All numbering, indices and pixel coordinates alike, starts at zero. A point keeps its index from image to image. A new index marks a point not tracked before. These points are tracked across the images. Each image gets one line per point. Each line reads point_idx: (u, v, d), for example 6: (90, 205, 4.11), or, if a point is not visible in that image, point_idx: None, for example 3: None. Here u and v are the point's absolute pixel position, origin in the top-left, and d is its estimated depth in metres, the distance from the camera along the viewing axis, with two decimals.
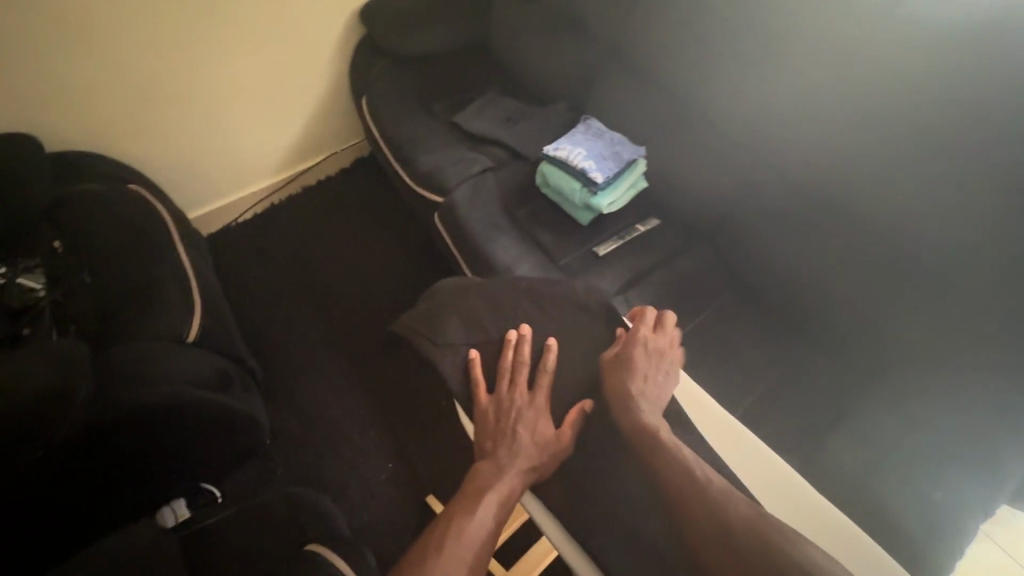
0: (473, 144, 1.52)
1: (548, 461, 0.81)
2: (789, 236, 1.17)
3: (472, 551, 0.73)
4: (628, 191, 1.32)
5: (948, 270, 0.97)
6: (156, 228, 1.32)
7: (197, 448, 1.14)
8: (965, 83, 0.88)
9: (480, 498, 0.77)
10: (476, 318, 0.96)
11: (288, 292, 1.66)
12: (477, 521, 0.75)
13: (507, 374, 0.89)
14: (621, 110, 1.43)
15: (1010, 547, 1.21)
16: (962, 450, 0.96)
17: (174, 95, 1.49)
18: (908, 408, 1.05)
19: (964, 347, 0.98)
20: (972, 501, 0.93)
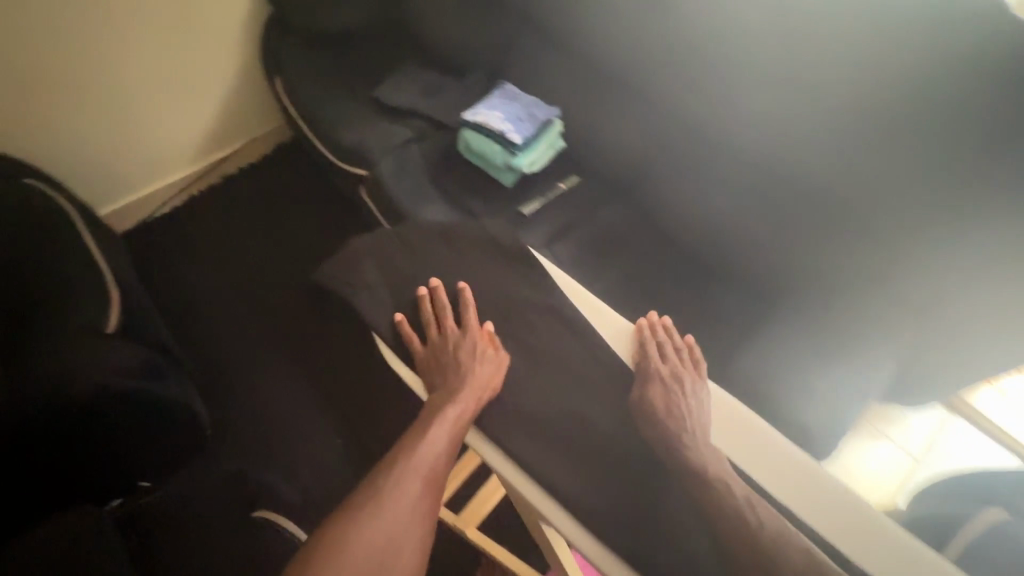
0: (393, 117, 1.52)
1: (495, 380, 0.97)
2: (697, 180, 1.25)
3: (425, 466, 0.89)
4: (547, 151, 1.37)
5: (830, 196, 1.11)
6: (61, 221, 1.22)
7: (134, 441, 1.12)
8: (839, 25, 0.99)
9: (430, 428, 0.91)
10: (392, 263, 1.07)
11: (217, 284, 1.61)
12: (435, 441, 0.90)
13: (436, 319, 1.02)
14: (535, 72, 1.46)
15: None
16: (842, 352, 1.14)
17: (66, 84, 1.41)
18: (805, 321, 1.18)
19: (843, 261, 1.13)
20: (846, 386, 1.11)
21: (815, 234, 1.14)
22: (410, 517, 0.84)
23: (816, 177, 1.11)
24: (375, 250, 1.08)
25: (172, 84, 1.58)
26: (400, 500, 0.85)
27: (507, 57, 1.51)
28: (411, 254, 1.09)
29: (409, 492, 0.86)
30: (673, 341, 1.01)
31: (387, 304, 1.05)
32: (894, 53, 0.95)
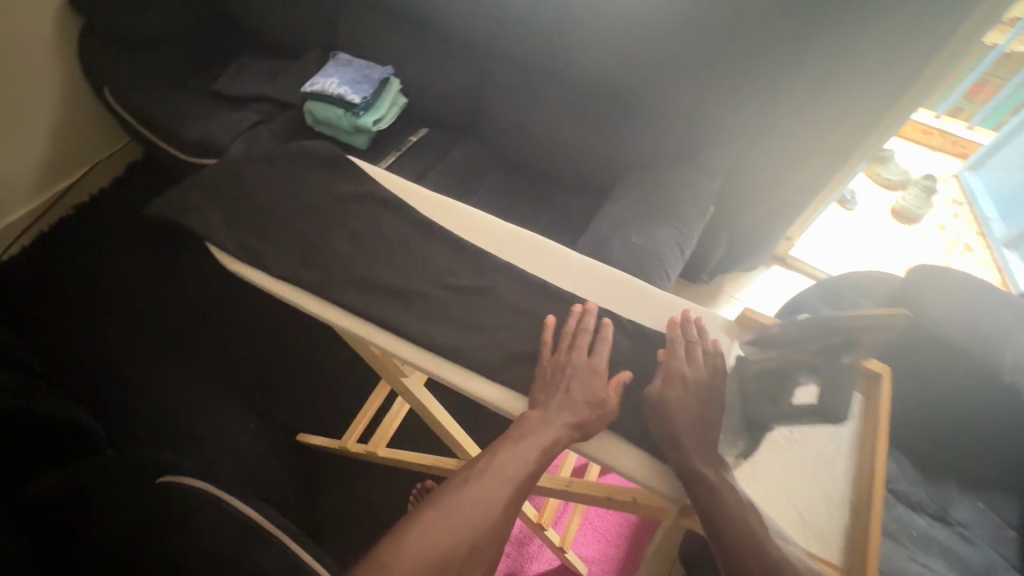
0: (236, 105, 1.54)
1: (597, 418, 0.66)
2: (527, 106, 1.39)
3: (509, 488, 0.59)
4: (391, 109, 1.46)
5: (635, 94, 1.28)
6: None
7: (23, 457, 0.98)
8: None
9: (513, 461, 0.61)
10: (205, 182, 0.88)
11: (85, 307, 1.52)
12: (517, 458, 0.61)
13: (569, 339, 0.73)
14: (365, 40, 1.54)
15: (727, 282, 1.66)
16: (689, 200, 1.22)
17: None
18: (660, 184, 1.25)
19: (660, 148, 1.31)
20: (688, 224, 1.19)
21: (630, 128, 1.32)
22: (469, 553, 0.54)
23: (614, 81, 1.27)
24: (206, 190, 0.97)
25: None
26: (463, 516, 0.56)
27: (336, 32, 1.58)
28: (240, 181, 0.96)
29: (479, 511, 0.56)
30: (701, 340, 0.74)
31: (218, 220, 0.82)
32: None
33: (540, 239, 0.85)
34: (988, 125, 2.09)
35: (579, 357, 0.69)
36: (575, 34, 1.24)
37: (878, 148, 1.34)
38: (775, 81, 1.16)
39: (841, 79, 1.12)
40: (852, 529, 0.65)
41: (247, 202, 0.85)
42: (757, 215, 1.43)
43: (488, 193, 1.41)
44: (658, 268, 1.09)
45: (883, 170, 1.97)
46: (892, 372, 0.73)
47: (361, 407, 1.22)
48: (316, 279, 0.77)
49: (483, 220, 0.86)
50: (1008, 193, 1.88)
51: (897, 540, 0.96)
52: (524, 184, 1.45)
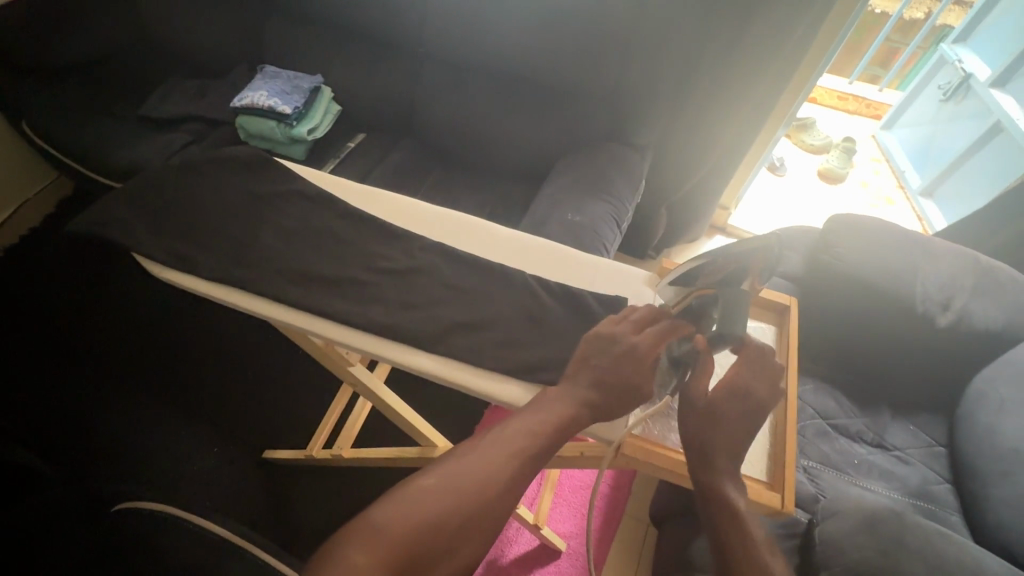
0: (166, 128, 1.51)
1: (614, 398, 0.63)
2: (458, 101, 1.42)
3: (520, 459, 0.57)
4: (326, 116, 1.47)
5: (561, 81, 1.32)
6: None
7: None
8: None
9: (529, 432, 0.60)
10: (129, 194, 0.87)
11: (23, 346, 1.45)
12: (531, 431, 0.59)
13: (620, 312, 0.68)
14: (292, 52, 1.55)
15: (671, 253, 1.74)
16: (621, 175, 1.28)
17: None
18: (594, 163, 1.30)
19: (591, 129, 1.37)
20: (622, 197, 1.25)
21: (560, 113, 1.37)
22: (472, 516, 0.52)
23: (539, 69, 1.32)
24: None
25: None
26: (469, 481, 0.54)
27: (263, 46, 1.58)
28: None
29: (485, 475, 0.55)
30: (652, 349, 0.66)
31: (145, 230, 0.82)
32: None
33: (467, 217, 0.90)
34: (897, 86, 2.24)
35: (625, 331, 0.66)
36: (496, 27, 1.28)
37: (790, 113, 1.44)
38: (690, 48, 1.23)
39: (750, 37, 1.19)
40: (776, 442, 0.68)
41: (175, 210, 0.85)
42: (690, 185, 1.50)
43: (430, 189, 1.43)
44: (595, 240, 1.13)
45: (806, 137, 2.08)
46: (796, 303, 0.78)
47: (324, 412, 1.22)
48: (252, 276, 0.78)
49: (413, 206, 0.91)
50: (920, 147, 2.02)
51: (842, 469, 1.03)
52: (465, 177, 1.48)
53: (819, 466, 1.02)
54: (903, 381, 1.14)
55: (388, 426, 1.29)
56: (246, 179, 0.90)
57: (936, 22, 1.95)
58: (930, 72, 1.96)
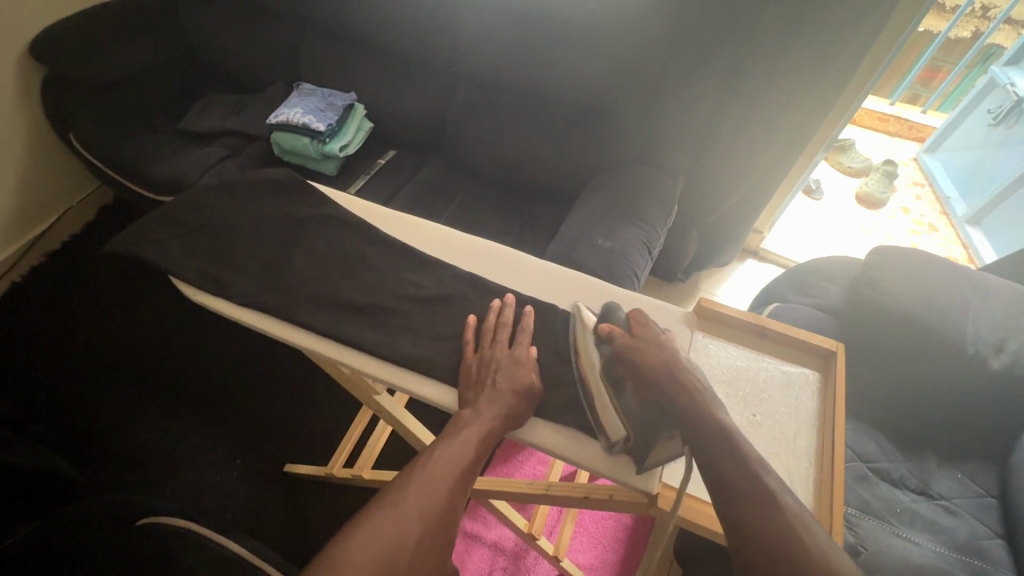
0: (204, 142, 1.55)
1: (523, 409, 0.70)
2: (489, 121, 1.42)
3: (445, 486, 0.61)
4: (358, 133, 1.49)
5: (592, 103, 1.31)
6: None
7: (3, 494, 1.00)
8: None
9: (456, 452, 0.64)
10: (166, 214, 0.88)
11: (58, 353, 1.50)
12: (452, 455, 0.63)
13: (490, 333, 0.76)
14: (326, 70, 1.58)
15: (706, 285, 1.74)
16: (653, 199, 1.26)
17: None
18: (625, 186, 1.28)
19: (621, 153, 1.35)
20: (655, 221, 1.22)
21: (590, 135, 1.35)
22: (412, 558, 0.55)
23: (571, 91, 1.31)
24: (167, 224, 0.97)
25: None
26: (411, 514, 0.58)
27: (299, 64, 1.62)
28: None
29: (424, 506, 0.58)
30: (518, 372, 0.72)
31: (180, 252, 0.83)
32: None
33: (496, 247, 0.89)
34: (941, 109, 2.16)
35: (497, 349, 0.74)
36: (529, 47, 1.28)
37: (831, 137, 1.39)
38: (729, 64, 1.20)
39: (795, 60, 1.15)
40: (821, 500, 0.62)
41: (208, 231, 0.86)
42: (724, 210, 1.47)
43: (458, 209, 1.43)
44: (625, 267, 1.11)
45: (844, 159, 2.01)
46: (843, 350, 0.73)
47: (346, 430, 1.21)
48: (283, 301, 0.78)
49: (439, 233, 0.90)
50: (965, 172, 1.94)
51: (884, 518, 0.97)
52: (493, 197, 1.47)
53: (859, 514, 0.97)
54: (950, 424, 1.08)
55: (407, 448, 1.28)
56: (280, 201, 0.91)
57: (985, 42, 1.87)
58: (978, 94, 1.88)
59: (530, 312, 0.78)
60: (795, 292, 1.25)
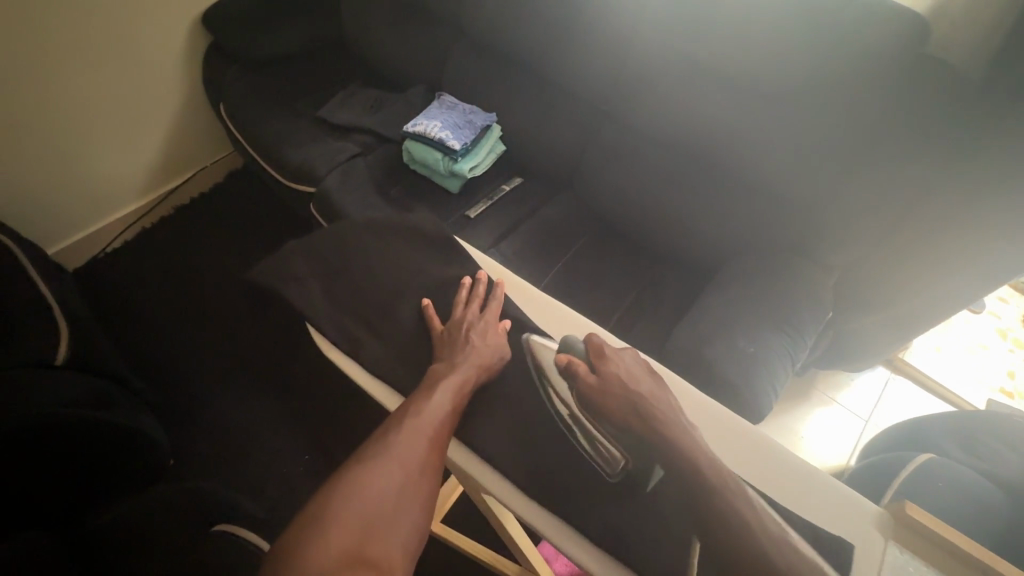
0: (339, 135, 1.56)
1: (493, 362, 0.86)
2: (628, 171, 1.32)
3: (430, 431, 0.75)
4: (489, 155, 1.45)
5: (752, 176, 1.18)
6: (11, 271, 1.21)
7: (109, 454, 1.12)
8: (735, 24, 1.06)
9: (433, 395, 0.79)
10: (319, 252, 0.97)
11: (170, 309, 1.60)
12: (433, 402, 0.78)
13: (461, 302, 0.92)
14: (470, 84, 1.53)
15: (831, 391, 1.54)
16: (804, 300, 1.10)
17: (25, 130, 1.42)
18: (757, 276, 1.16)
19: (768, 234, 1.20)
20: (799, 329, 1.06)
21: (741, 208, 1.21)
22: (403, 481, 0.70)
23: (730, 158, 1.20)
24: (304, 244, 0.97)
25: (118, 119, 1.60)
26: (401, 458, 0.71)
27: (444, 72, 1.59)
28: (342, 243, 0.99)
29: (411, 450, 0.72)
30: (486, 337, 0.88)
31: (321, 297, 0.93)
32: (797, 45, 1.01)
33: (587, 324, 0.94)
34: None
35: (466, 320, 0.89)
36: (697, 105, 1.18)
37: None
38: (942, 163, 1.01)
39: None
40: None
41: (351, 276, 0.95)
42: (877, 320, 1.27)
43: (574, 258, 1.34)
44: (762, 381, 0.98)
45: None
46: None
47: None
48: None
49: (547, 303, 0.97)
50: None
51: None
52: (614, 252, 1.37)
53: None
54: None
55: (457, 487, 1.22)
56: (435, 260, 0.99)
57: None
58: None
59: (497, 287, 0.94)
60: (957, 448, 1.06)
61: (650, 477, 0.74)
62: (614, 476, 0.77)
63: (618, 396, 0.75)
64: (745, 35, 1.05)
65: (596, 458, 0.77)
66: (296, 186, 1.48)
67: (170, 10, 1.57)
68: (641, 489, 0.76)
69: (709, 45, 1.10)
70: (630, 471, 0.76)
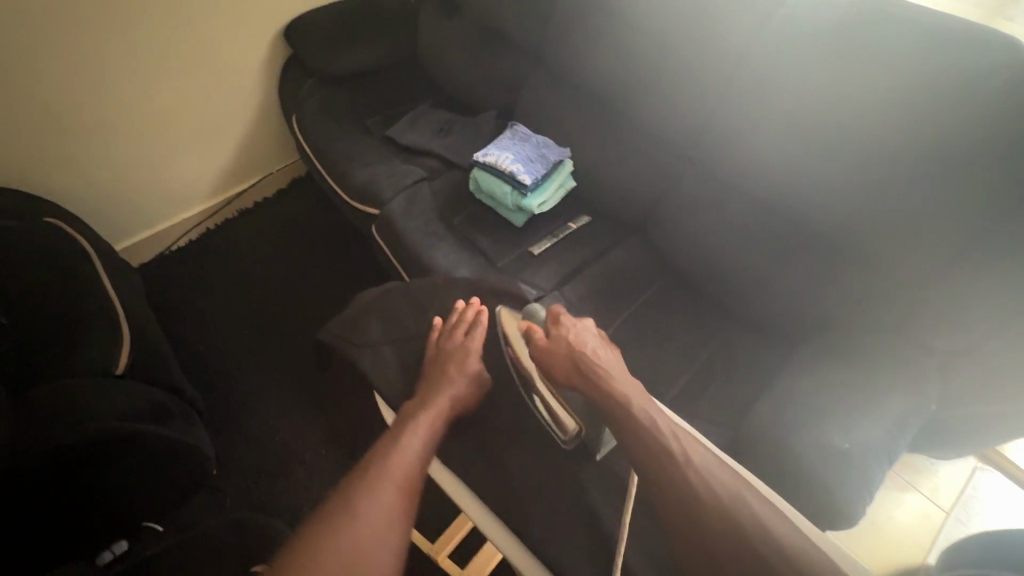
0: (406, 156, 1.53)
1: (467, 394, 0.94)
2: (706, 221, 1.25)
3: (403, 468, 0.80)
4: (559, 191, 1.39)
5: (845, 241, 1.08)
6: (85, 273, 1.25)
7: (156, 470, 1.13)
8: (848, 82, 0.97)
9: (405, 433, 0.85)
10: (396, 319, 1.05)
11: (224, 316, 1.62)
12: (406, 442, 0.84)
13: (450, 327, 1.02)
14: (545, 116, 1.48)
15: (906, 474, 1.41)
16: (902, 389, 0.98)
17: (106, 133, 1.47)
18: (843, 358, 1.06)
19: (862, 309, 1.09)
20: (896, 428, 0.95)
21: (829, 278, 1.11)
22: (378, 521, 0.73)
23: (825, 220, 1.09)
24: (382, 301, 1.05)
25: (195, 128, 1.64)
26: (372, 499, 0.75)
27: (519, 100, 1.54)
28: (419, 311, 1.06)
29: (384, 491, 0.76)
30: (464, 366, 0.96)
31: (395, 365, 1.00)
32: (921, 111, 0.92)
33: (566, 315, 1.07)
34: None
35: (455, 340, 0.99)
36: (793, 162, 1.09)
37: None
38: None
39: None
40: None
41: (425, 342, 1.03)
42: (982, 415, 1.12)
43: (638, 310, 1.27)
44: (861, 487, 0.89)
45: None
46: None
47: (453, 522, 1.17)
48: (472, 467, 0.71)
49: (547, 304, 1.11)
50: None
51: None
52: (681, 307, 1.29)
53: None
54: None
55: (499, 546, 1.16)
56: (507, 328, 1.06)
57: None
58: None
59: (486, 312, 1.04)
60: None
61: (601, 445, 0.92)
62: (570, 443, 0.93)
63: (564, 353, 0.93)
64: (859, 91, 0.97)
65: (559, 424, 0.93)
66: (359, 206, 1.46)
67: (254, 23, 1.59)
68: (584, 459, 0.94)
69: (810, 100, 1.03)
70: (584, 437, 0.93)
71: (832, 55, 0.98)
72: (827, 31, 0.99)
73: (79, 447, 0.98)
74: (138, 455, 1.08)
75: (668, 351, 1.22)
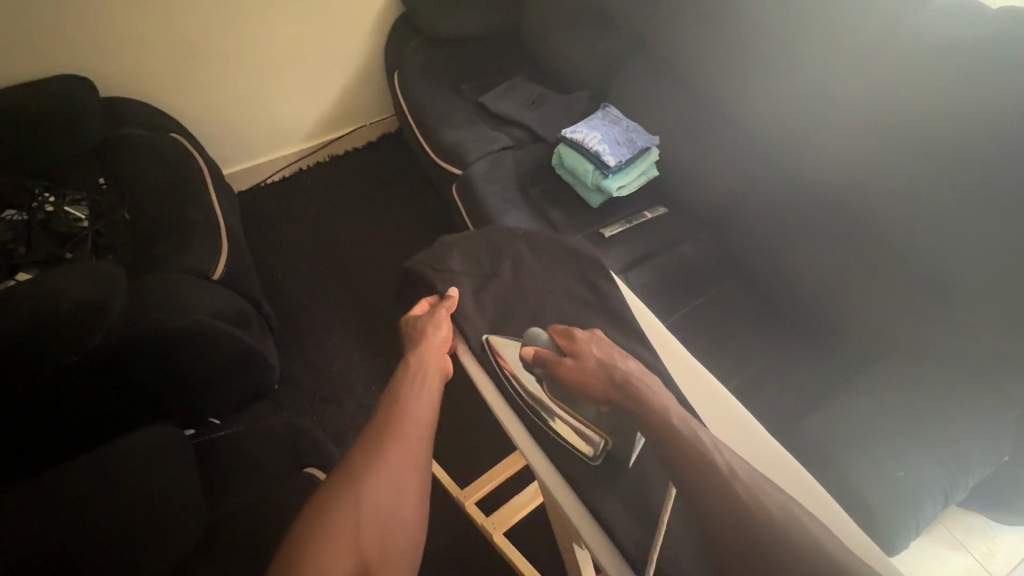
0: (495, 123, 1.57)
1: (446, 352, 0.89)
2: (788, 229, 1.21)
3: (407, 439, 0.76)
4: (639, 178, 1.39)
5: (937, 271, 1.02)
6: (196, 185, 1.39)
7: (225, 371, 1.23)
8: (971, 100, 0.91)
9: (404, 398, 0.81)
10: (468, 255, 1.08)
11: (304, 249, 1.74)
12: (407, 408, 0.79)
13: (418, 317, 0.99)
14: (638, 102, 1.48)
15: (954, 528, 1.33)
16: (965, 429, 0.95)
17: (227, 62, 1.61)
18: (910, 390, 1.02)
19: (943, 344, 1.03)
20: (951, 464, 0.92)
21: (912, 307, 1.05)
22: (390, 498, 0.70)
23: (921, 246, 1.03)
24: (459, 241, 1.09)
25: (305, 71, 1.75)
26: (380, 478, 0.71)
27: (614, 83, 1.55)
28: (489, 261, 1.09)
29: (392, 468, 0.72)
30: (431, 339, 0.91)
31: None
32: None
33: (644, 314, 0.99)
34: None
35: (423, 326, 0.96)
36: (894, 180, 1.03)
37: None
38: None
39: None
40: None
41: (495, 281, 1.04)
42: None
43: (699, 307, 1.26)
44: (905, 514, 0.88)
45: None
46: None
47: (486, 473, 1.22)
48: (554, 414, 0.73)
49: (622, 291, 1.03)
50: None
51: None
52: (745, 312, 1.26)
53: None
54: None
55: (528, 501, 1.20)
56: (575, 286, 1.04)
57: None
58: None
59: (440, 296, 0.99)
60: None
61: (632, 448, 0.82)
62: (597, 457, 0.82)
63: (596, 371, 0.80)
64: (982, 111, 0.91)
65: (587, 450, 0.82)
66: (443, 165, 1.52)
67: None
68: (626, 467, 0.82)
69: (925, 115, 0.97)
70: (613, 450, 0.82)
71: (957, 70, 0.93)
72: (957, 44, 0.93)
73: (166, 330, 1.08)
74: (213, 351, 1.17)
75: (724, 353, 1.20)
